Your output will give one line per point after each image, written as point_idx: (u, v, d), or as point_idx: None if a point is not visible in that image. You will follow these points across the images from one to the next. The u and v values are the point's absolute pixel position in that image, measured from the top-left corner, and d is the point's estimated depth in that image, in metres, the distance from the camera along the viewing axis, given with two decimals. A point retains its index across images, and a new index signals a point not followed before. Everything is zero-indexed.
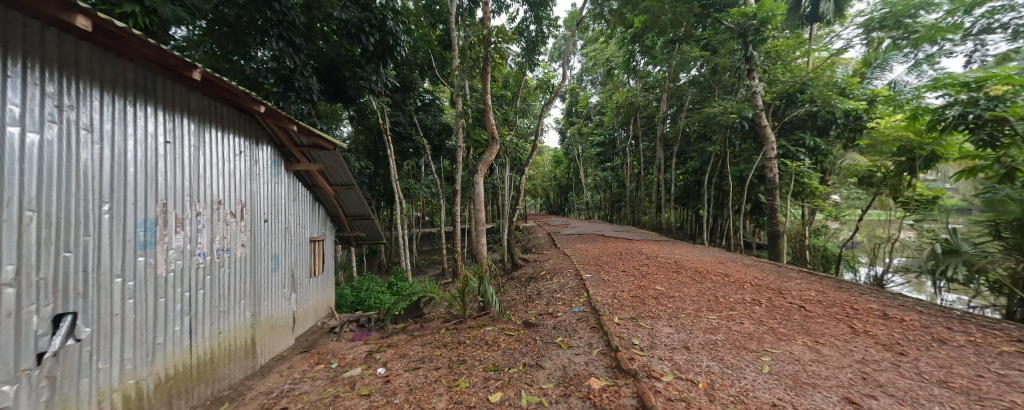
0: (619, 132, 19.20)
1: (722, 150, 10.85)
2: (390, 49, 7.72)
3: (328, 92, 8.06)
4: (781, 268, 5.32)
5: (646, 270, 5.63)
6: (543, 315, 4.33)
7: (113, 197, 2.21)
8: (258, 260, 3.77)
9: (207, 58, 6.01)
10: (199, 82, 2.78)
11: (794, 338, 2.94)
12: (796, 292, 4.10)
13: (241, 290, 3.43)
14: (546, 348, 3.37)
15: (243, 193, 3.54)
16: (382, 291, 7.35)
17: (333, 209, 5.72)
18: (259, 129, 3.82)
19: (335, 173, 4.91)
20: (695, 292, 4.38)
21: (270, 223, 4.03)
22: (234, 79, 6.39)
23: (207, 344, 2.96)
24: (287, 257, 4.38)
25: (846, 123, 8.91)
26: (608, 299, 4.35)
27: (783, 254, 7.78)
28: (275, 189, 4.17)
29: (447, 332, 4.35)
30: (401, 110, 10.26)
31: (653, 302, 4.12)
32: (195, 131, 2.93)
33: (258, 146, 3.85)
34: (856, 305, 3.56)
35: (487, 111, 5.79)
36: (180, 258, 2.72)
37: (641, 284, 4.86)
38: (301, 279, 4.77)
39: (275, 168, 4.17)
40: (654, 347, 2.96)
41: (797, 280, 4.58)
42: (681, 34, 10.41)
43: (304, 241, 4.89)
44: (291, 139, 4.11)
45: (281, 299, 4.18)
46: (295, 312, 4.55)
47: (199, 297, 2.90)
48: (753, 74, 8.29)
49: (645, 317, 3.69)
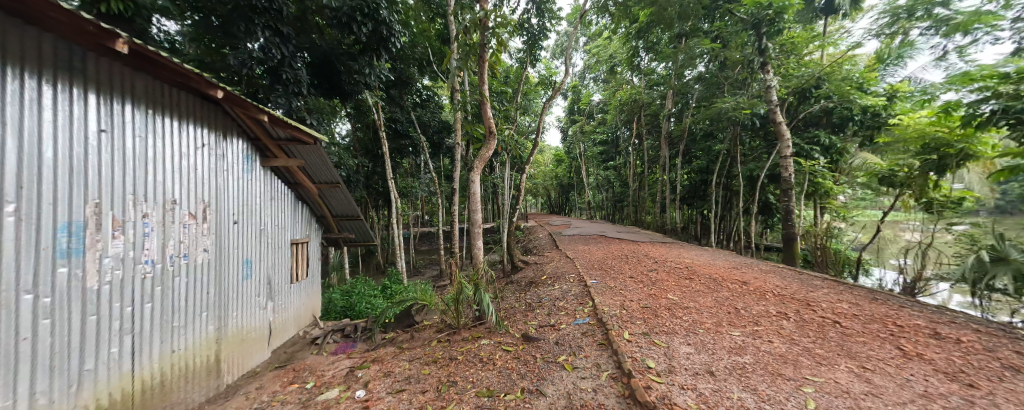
0: (624, 129, 18.76)
1: (731, 147, 10.43)
2: (384, 40, 7.37)
3: (322, 88, 7.64)
4: (804, 274, 4.88)
5: (655, 277, 5.20)
6: (544, 327, 3.93)
7: (23, 195, 1.82)
8: (226, 267, 3.37)
9: (202, 54, 5.92)
10: (142, 61, 2.38)
11: (836, 363, 2.53)
12: (826, 304, 3.66)
13: (203, 302, 3.05)
14: (548, 369, 2.96)
15: (210, 191, 3.17)
16: (374, 295, 6.93)
17: (319, 209, 5.32)
18: (226, 119, 3.42)
19: (319, 170, 4.53)
20: (712, 302, 3.96)
21: (241, 225, 3.62)
22: (224, 74, 6.11)
23: (156, 365, 2.58)
24: (262, 263, 3.97)
25: (862, 120, 8.49)
26: (616, 310, 3.95)
27: (798, 257, 7.32)
28: (249, 187, 3.78)
29: (439, 345, 3.96)
30: (398, 106, 9.83)
31: (666, 314, 3.71)
32: (145, 120, 2.56)
33: (227, 140, 3.45)
34: (899, 321, 3.13)
35: (486, 103, 5.34)
36: (118, 267, 2.33)
37: (651, 293, 4.44)
38: (280, 286, 4.37)
39: (248, 163, 3.79)
40: (672, 372, 2.56)
41: (824, 289, 4.16)
42: (687, 28, 9.99)
43: (284, 244, 4.48)
44: (266, 131, 3.72)
45: (255, 309, 3.79)
46: (273, 322, 4.17)
47: (145, 313, 2.51)
48: (767, 67, 7.90)
49: (659, 332, 3.28)
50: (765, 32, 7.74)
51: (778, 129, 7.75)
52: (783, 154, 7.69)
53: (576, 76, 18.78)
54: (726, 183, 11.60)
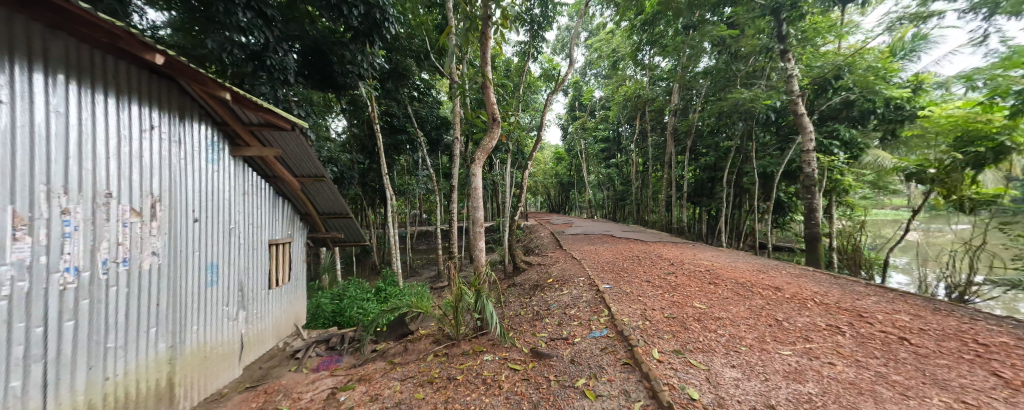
0: (625, 126, 18.27)
1: (743, 143, 9.94)
2: (378, 25, 6.86)
3: (313, 79, 7.07)
4: (842, 279, 4.40)
5: (674, 281, 4.70)
6: (556, 341, 3.42)
7: None
8: (183, 273, 2.84)
9: (190, 45, 5.43)
10: (52, 15, 1.83)
11: (927, 396, 2.03)
12: (881, 315, 3.19)
13: (149, 315, 2.50)
14: (566, 396, 2.45)
15: (162, 183, 2.64)
16: (366, 299, 6.39)
17: (303, 206, 4.81)
18: (183, 99, 2.89)
19: (300, 162, 4.02)
20: (747, 312, 3.47)
21: (203, 223, 3.09)
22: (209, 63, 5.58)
23: (84, 399, 2.04)
24: (231, 266, 3.45)
25: (884, 114, 8.05)
26: (637, 321, 3.46)
27: (822, 259, 6.85)
28: (215, 179, 3.25)
29: (436, 361, 3.47)
30: (394, 99, 9.31)
31: (697, 327, 3.22)
32: (69, 92, 2.03)
33: (186, 124, 2.94)
34: (979, 338, 2.65)
35: (489, 88, 4.79)
36: (23, 278, 1.78)
37: (675, 300, 3.95)
38: (255, 292, 3.86)
39: (214, 151, 3.26)
40: (723, 406, 2.06)
41: (871, 297, 3.68)
42: (696, 18, 9.41)
43: (259, 245, 3.96)
44: (234, 114, 3.20)
45: (221, 321, 3.26)
46: (245, 334, 3.65)
47: (65, 334, 1.96)
48: (788, 54, 7.40)
49: (694, 351, 2.78)
50: (785, 17, 7.25)
51: (799, 121, 7.26)
52: (805, 148, 7.19)
53: (578, 72, 18.29)
54: (737, 181, 11.10)
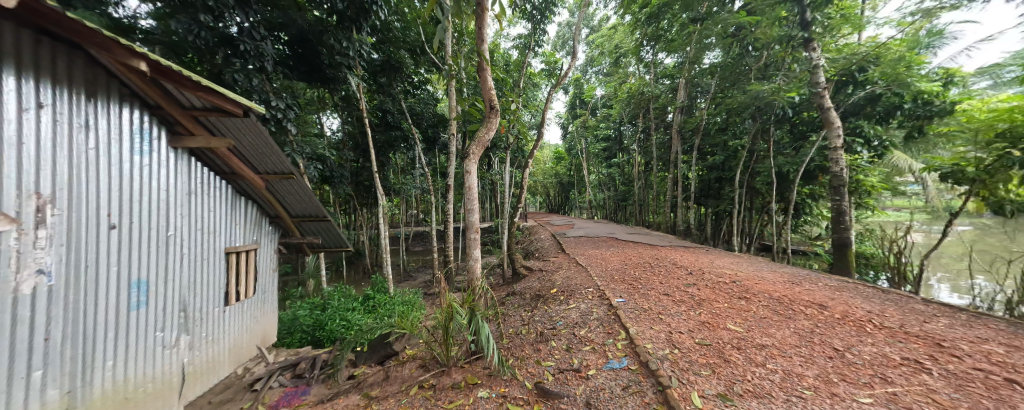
0: (626, 126, 17.73)
1: (756, 141, 9.36)
2: (366, 10, 6.24)
3: (299, 71, 6.46)
4: (895, 294, 3.82)
5: (698, 295, 4.10)
6: (564, 373, 2.81)
7: None
8: (90, 295, 2.21)
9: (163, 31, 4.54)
10: None
11: None
12: (967, 345, 2.59)
13: (32, 354, 1.88)
14: None
15: (58, 180, 2.03)
16: (351, 310, 5.75)
17: (271, 206, 4.18)
18: (94, 73, 2.27)
19: (262, 155, 3.41)
20: (797, 339, 2.87)
21: (127, 231, 2.47)
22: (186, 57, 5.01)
23: None
24: (168, 283, 2.84)
25: (911, 110, 7.28)
26: (664, 349, 2.86)
27: (851, 266, 6.26)
28: (146, 176, 2.64)
29: (418, 396, 2.85)
30: (388, 94, 8.66)
31: (741, 359, 2.62)
32: None
33: (101, 107, 2.32)
34: None
35: (485, 71, 4.15)
36: None
37: (705, 321, 3.34)
38: (203, 311, 3.25)
39: (144, 141, 2.64)
40: None
41: (941, 319, 3.10)
42: (705, 10, 8.85)
43: (210, 256, 3.35)
44: (169, 95, 2.58)
45: (151, 350, 2.66)
46: (188, 364, 3.04)
47: None
48: (812, 44, 6.81)
49: (744, 395, 2.18)
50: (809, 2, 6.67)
51: (825, 115, 6.68)
52: (831, 144, 6.61)
53: (577, 70, 17.72)
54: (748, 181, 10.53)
